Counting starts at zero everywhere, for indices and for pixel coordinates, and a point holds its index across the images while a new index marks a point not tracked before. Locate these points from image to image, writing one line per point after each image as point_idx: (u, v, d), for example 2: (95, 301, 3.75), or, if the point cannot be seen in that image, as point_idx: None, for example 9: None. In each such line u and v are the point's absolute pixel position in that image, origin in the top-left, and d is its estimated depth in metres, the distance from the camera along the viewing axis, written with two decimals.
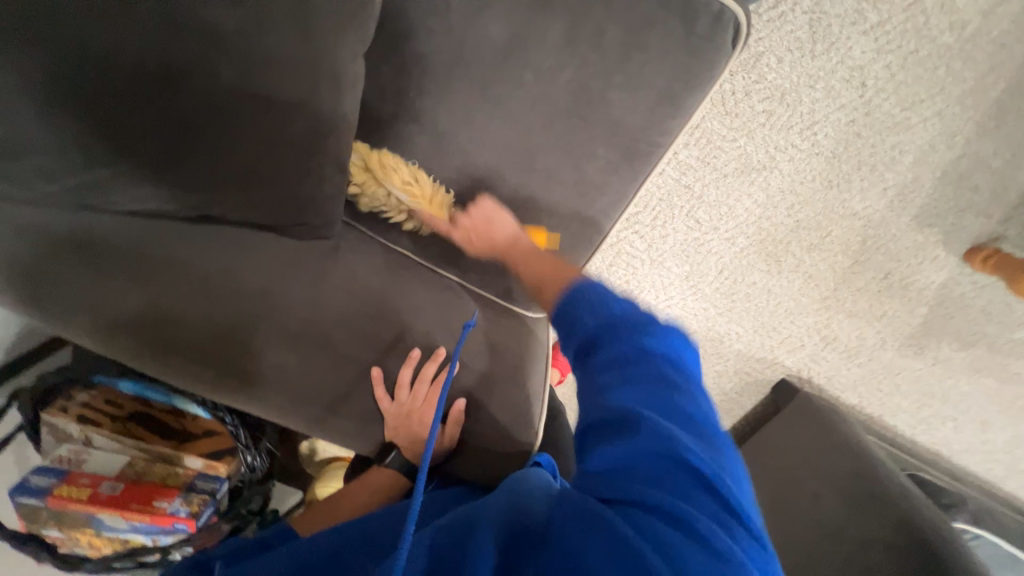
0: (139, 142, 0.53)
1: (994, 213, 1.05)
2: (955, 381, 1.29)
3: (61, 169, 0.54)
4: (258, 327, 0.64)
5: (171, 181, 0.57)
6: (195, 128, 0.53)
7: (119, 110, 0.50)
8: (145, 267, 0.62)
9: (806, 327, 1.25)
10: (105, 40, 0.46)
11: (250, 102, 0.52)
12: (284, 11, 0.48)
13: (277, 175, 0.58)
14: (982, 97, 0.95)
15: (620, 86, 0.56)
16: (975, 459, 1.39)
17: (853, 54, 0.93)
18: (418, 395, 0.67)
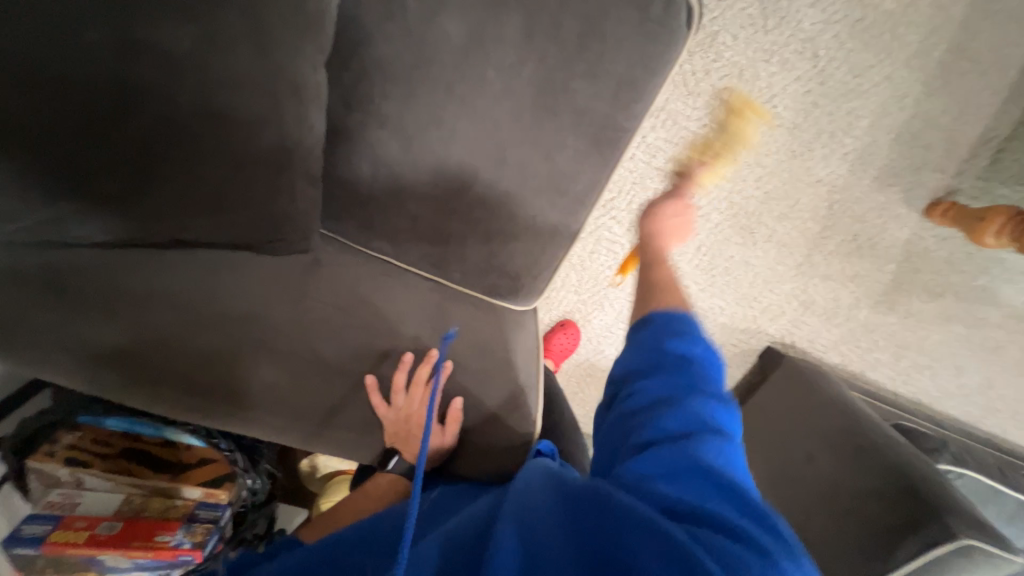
0: (101, 171, 0.52)
1: (948, 168, 1.10)
2: (928, 331, 1.35)
3: (22, 205, 0.53)
4: (245, 348, 0.63)
5: (135, 208, 0.56)
6: (159, 151, 0.52)
7: (80, 140, 0.50)
8: (119, 299, 0.61)
9: (784, 294, 1.29)
10: (59, 71, 0.46)
11: (214, 121, 0.52)
12: (238, 25, 0.48)
13: (248, 193, 0.58)
14: (926, 58, 0.99)
15: (582, 76, 0.57)
16: (954, 404, 1.46)
17: (803, 26, 0.96)
18: (415, 398, 0.66)
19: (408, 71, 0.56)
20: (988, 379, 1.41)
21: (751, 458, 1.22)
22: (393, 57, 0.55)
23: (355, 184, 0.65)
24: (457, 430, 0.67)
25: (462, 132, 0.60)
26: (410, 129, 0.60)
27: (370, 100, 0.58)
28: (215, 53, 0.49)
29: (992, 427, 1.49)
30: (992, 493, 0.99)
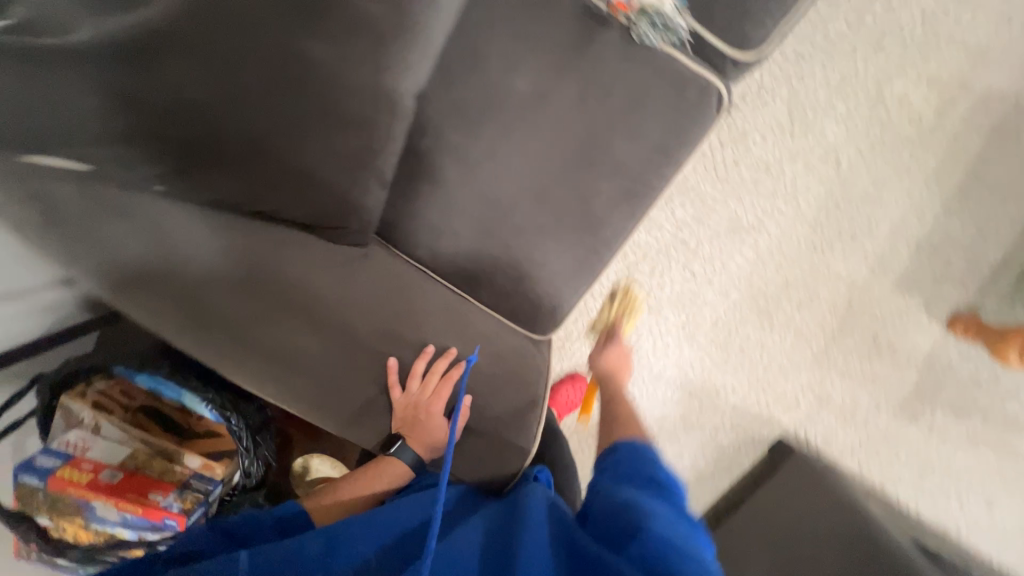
0: (214, 140, 0.55)
1: (969, 284, 1.13)
2: (954, 452, 1.29)
3: (141, 159, 0.56)
4: (292, 323, 0.66)
5: (220, 185, 0.58)
6: (268, 133, 0.55)
7: (208, 110, 0.53)
8: (194, 254, 0.62)
9: (800, 385, 1.27)
10: (221, 52, 0.52)
11: (322, 118, 0.55)
12: (364, 50, 0.54)
13: (329, 185, 0.59)
14: (944, 180, 1.08)
15: (623, 136, 0.66)
16: (991, 545, 1.32)
17: (827, 136, 1.07)
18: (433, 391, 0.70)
19: (477, 112, 0.67)
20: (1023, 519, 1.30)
21: (755, 556, 1.13)
22: (468, 100, 0.67)
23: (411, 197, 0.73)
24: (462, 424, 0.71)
25: (512, 167, 0.69)
26: (468, 158, 0.69)
27: (441, 129, 0.69)
28: (336, 62, 0.54)
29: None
30: None
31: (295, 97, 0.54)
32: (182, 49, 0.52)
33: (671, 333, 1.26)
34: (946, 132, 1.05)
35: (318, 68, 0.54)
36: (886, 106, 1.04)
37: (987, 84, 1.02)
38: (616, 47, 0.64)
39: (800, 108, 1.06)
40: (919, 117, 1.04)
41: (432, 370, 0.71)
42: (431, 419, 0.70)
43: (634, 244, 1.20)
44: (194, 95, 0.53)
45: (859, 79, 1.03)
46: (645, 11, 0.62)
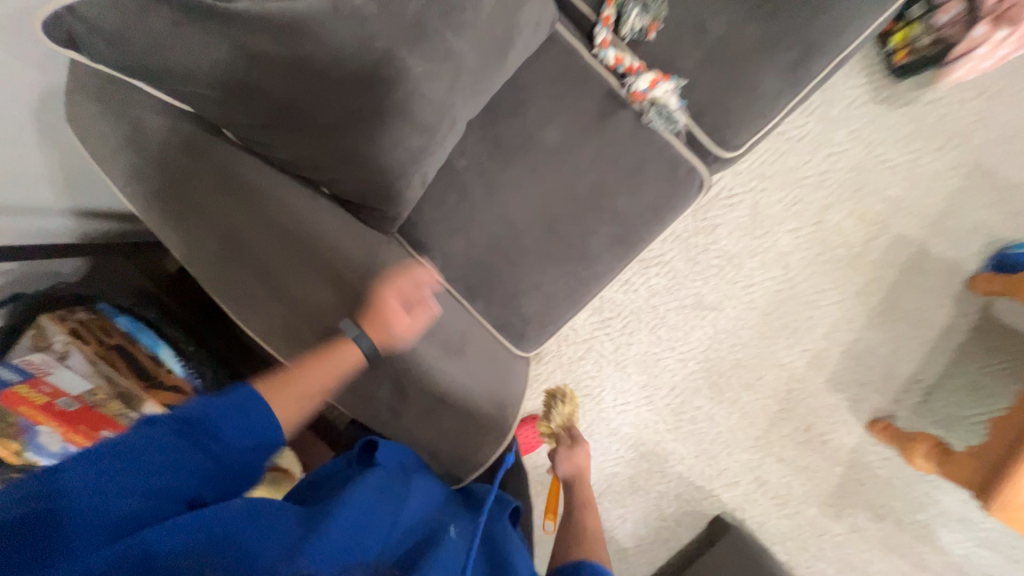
0: (305, 109, 0.65)
1: (887, 392, 1.30)
2: (874, 557, 1.36)
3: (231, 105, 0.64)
4: (306, 273, 0.70)
5: (302, 147, 0.68)
6: (352, 115, 0.66)
7: (308, 84, 0.63)
8: (247, 194, 0.69)
9: (740, 463, 1.36)
10: (331, 41, 0.62)
11: (398, 114, 0.68)
12: (446, 73, 0.70)
13: (386, 167, 0.70)
14: (868, 299, 1.29)
15: (623, 192, 0.81)
16: None
17: (780, 243, 1.28)
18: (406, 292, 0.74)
19: (511, 149, 0.82)
20: None
21: None
22: (506, 138, 0.82)
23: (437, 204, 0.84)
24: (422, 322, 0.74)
25: (530, 197, 0.82)
26: (496, 183, 0.82)
27: (478, 156, 0.82)
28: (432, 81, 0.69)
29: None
30: None
31: (393, 96, 0.67)
32: (315, 26, 0.62)
33: (631, 391, 1.35)
34: (871, 259, 1.28)
35: (419, 79, 0.68)
36: (826, 229, 1.28)
37: (901, 229, 1.27)
38: (629, 125, 0.81)
39: (760, 216, 1.28)
40: (851, 244, 1.28)
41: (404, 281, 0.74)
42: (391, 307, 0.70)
43: (611, 302, 1.33)
44: (311, 69, 0.63)
45: (807, 204, 1.27)
46: (656, 103, 0.79)
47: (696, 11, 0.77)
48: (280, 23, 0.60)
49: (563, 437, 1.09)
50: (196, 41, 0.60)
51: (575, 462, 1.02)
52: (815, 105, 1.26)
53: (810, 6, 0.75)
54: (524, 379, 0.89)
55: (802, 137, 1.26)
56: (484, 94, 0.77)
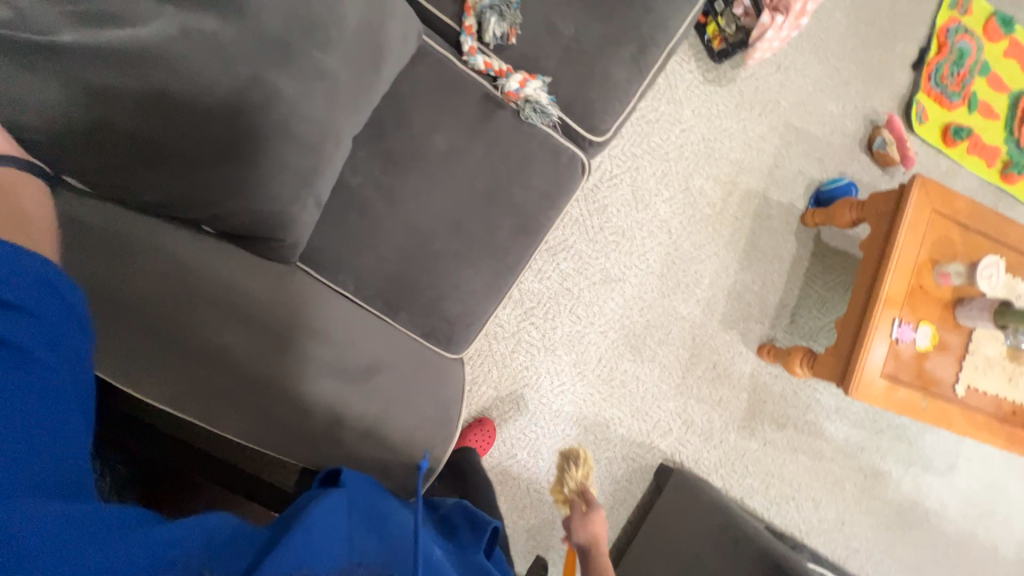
0: (173, 141, 0.62)
1: (765, 321, 1.55)
2: (785, 459, 1.61)
3: (86, 152, 0.61)
4: (202, 312, 0.65)
5: (175, 184, 0.65)
6: (227, 144, 0.65)
7: (171, 118, 0.62)
8: (120, 244, 0.64)
9: (669, 412, 1.51)
10: (190, 71, 0.62)
11: (278, 137, 0.68)
12: (319, 93, 0.71)
13: (276, 192, 0.69)
14: (735, 247, 1.53)
15: (518, 185, 0.87)
16: (822, 539, 1.63)
17: (660, 212, 1.46)
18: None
19: (403, 159, 0.83)
20: (838, 512, 1.64)
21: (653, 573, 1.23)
22: (396, 150, 0.83)
23: (337, 225, 0.82)
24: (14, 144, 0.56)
25: (431, 203, 0.84)
26: (394, 194, 0.83)
27: (371, 170, 0.82)
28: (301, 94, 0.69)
29: (858, 566, 1.65)
30: None
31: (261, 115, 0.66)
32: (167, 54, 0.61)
33: (565, 371, 1.43)
34: (730, 213, 1.52)
35: (285, 93, 0.68)
36: (693, 195, 1.49)
37: (747, 185, 1.53)
38: (510, 122, 0.86)
39: (639, 191, 1.45)
40: (713, 203, 1.51)
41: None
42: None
43: (530, 292, 1.39)
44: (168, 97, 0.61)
45: (674, 175, 1.47)
46: (529, 101, 0.85)
47: (547, 14, 0.86)
48: (129, 57, 0.60)
49: (577, 502, 0.94)
50: (45, 86, 0.58)
51: (592, 533, 0.87)
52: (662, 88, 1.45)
53: (637, 7, 0.88)
54: (462, 382, 0.90)
55: (658, 117, 1.45)
56: (366, 110, 0.78)
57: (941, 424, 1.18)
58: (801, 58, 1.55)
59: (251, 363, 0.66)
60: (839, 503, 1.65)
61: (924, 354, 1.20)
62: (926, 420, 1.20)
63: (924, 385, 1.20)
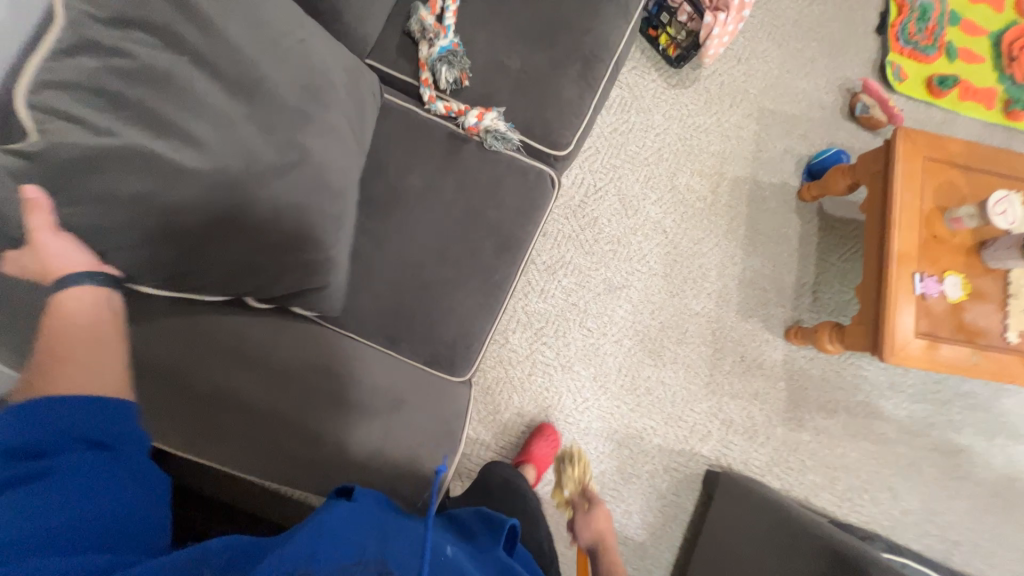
0: (229, 210, 0.71)
1: (786, 303, 1.51)
2: (845, 448, 1.49)
3: (157, 239, 0.69)
4: (228, 372, 0.74)
5: (229, 250, 0.72)
6: (273, 202, 0.75)
7: (222, 190, 0.71)
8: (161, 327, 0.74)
9: (704, 413, 1.45)
10: (232, 147, 0.72)
11: (312, 186, 0.78)
12: (335, 145, 0.82)
13: (319, 233, 0.78)
14: (736, 234, 1.52)
15: (493, 208, 0.93)
16: (911, 534, 1.46)
17: (651, 214, 1.49)
18: (38, 242, 0.63)
19: (385, 203, 0.91)
20: (922, 500, 1.48)
21: None
22: (378, 196, 0.91)
23: None
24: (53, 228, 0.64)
25: (416, 238, 0.90)
26: (381, 235, 0.90)
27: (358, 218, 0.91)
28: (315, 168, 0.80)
29: (962, 559, 1.45)
30: None
31: (281, 190, 0.76)
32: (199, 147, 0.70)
33: (586, 387, 1.41)
34: (724, 203, 1.53)
35: (302, 170, 0.78)
36: (681, 191, 1.51)
37: (734, 172, 1.54)
38: (476, 152, 0.94)
39: (627, 198, 1.48)
40: (705, 196, 1.52)
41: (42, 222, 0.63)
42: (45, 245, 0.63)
43: (537, 313, 1.42)
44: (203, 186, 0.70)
45: (658, 177, 1.50)
46: (489, 131, 0.92)
47: (493, 55, 0.95)
48: (173, 156, 0.68)
49: (579, 501, 1.30)
50: (128, 182, 0.66)
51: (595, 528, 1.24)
52: (619, 104, 1.50)
53: (574, 33, 0.97)
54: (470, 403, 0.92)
55: (631, 127, 1.50)
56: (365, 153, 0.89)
57: (1002, 380, 1.10)
58: (761, 46, 1.60)
59: (279, 406, 0.74)
60: (919, 489, 1.49)
61: (959, 305, 1.13)
62: (981, 375, 1.11)
63: (968, 337, 1.12)
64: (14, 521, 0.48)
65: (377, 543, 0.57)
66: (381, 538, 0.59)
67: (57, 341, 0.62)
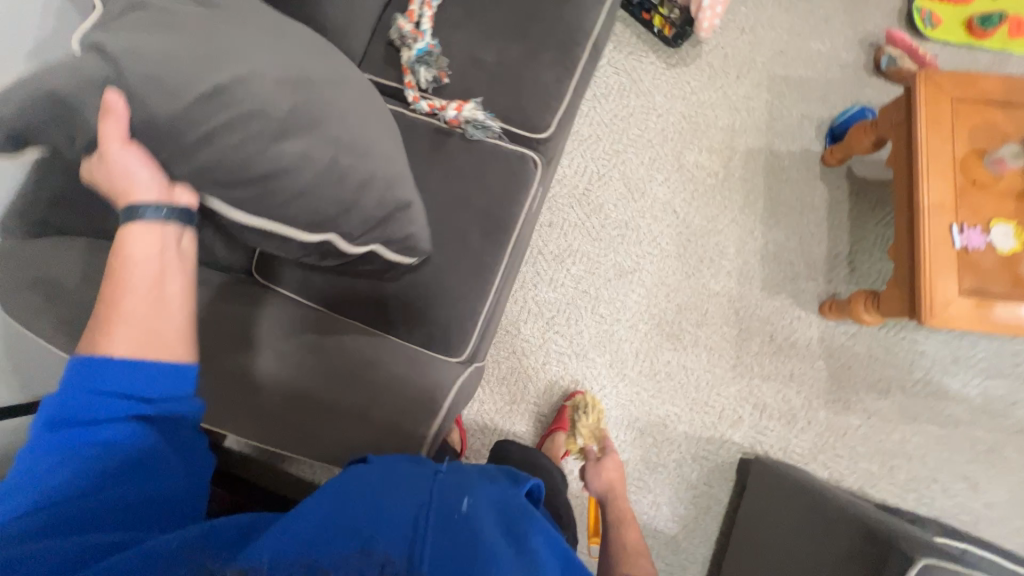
0: (307, 110, 0.74)
1: (817, 276, 1.40)
2: (903, 432, 1.34)
3: (253, 133, 0.68)
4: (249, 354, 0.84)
5: (317, 148, 0.74)
6: (338, 109, 0.78)
7: (296, 92, 0.73)
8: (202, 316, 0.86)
9: (733, 397, 1.37)
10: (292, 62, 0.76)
11: (363, 102, 0.84)
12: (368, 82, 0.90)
13: (383, 139, 0.84)
14: (754, 208, 1.44)
15: (479, 194, 0.97)
16: (996, 529, 1.28)
17: (659, 195, 1.46)
18: (108, 153, 0.63)
19: None
20: (1006, 489, 1.29)
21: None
22: None
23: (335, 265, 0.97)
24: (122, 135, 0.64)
25: None
26: None
27: None
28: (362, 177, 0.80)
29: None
30: None
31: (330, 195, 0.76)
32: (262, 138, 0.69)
33: (602, 374, 1.39)
34: (737, 176, 1.46)
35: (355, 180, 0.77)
36: (690, 169, 1.47)
37: (747, 144, 1.48)
38: (460, 144, 0.99)
39: (632, 182, 1.47)
40: (716, 171, 1.46)
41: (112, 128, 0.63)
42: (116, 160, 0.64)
43: (547, 302, 1.42)
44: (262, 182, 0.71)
45: (663, 157, 1.48)
46: (469, 121, 0.97)
47: (471, 51, 1.00)
48: (239, 59, 0.69)
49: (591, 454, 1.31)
50: (193, 74, 0.65)
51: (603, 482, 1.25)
52: (612, 89, 1.50)
53: (547, 22, 1.01)
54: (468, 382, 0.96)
55: (631, 111, 1.50)
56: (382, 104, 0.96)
57: None
58: (766, 13, 1.54)
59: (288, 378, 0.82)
60: (998, 477, 1.31)
61: (1014, 257, 1.00)
62: None
63: None
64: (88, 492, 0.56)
65: (402, 496, 0.68)
66: (408, 491, 0.70)
67: (117, 290, 0.63)
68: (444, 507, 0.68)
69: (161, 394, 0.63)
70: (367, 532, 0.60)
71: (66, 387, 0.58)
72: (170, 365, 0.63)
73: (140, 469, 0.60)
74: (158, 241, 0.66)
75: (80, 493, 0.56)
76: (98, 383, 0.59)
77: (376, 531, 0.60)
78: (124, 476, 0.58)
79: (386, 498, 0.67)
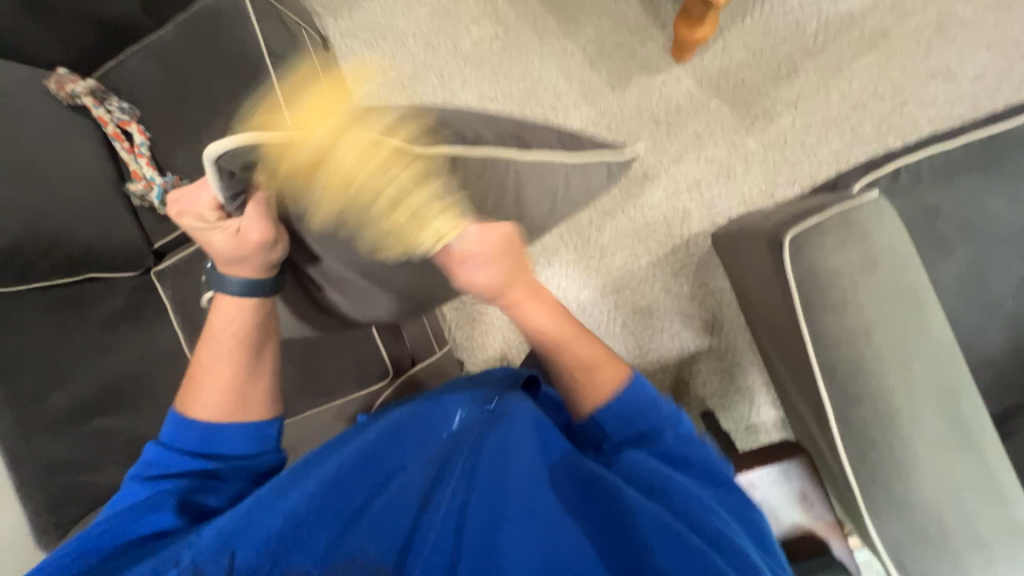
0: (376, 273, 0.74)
1: (649, 34, 1.27)
2: (840, 90, 1.19)
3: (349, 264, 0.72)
4: None
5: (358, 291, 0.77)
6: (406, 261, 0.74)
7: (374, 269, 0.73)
8: None
9: (665, 200, 1.25)
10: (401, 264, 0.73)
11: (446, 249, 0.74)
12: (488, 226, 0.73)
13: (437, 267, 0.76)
14: (550, 30, 1.32)
15: None
16: (983, 97, 1.15)
17: (466, 96, 1.34)
18: (241, 223, 0.63)
19: None
20: (965, 55, 1.16)
21: (770, 350, 0.99)
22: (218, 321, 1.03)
23: None
24: (256, 227, 0.63)
25: None
26: None
27: None
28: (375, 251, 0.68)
29: None
30: (963, 150, 0.77)
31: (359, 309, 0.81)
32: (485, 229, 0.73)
33: (553, 276, 1.29)
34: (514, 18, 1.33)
35: None
36: (472, 50, 1.35)
37: None
38: None
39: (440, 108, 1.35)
40: (496, 32, 1.34)
41: (267, 207, 0.63)
42: (247, 236, 0.63)
43: None
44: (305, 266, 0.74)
45: (445, 63, 1.36)
46: None
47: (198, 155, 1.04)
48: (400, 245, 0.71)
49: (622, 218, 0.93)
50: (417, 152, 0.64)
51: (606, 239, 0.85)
52: (361, 54, 1.39)
53: (235, 81, 1.05)
54: (403, 370, 1.06)
55: (391, 54, 1.38)
56: (543, 210, 0.76)
57: None
58: None
59: None
60: (954, 50, 1.16)
61: None
62: None
63: None
64: (108, 525, 0.56)
65: (384, 460, 0.57)
66: (397, 434, 0.59)
67: (209, 355, 0.68)
68: (435, 442, 0.60)
69: (237, 451, 0.65)
70: (372, 533, 0.51)
71: (167, 434, 0.64)
72: (248, 428, 0.66)
73: (161, 512, 0.58)
74: (261, 313, 0.70)
75: (105, 525, 0.56)
76: (178, 438, 0.63)
77: (373, 520, 0.52)
78: (140, 517, 0.57)
79: (373, 459, 0.56)
